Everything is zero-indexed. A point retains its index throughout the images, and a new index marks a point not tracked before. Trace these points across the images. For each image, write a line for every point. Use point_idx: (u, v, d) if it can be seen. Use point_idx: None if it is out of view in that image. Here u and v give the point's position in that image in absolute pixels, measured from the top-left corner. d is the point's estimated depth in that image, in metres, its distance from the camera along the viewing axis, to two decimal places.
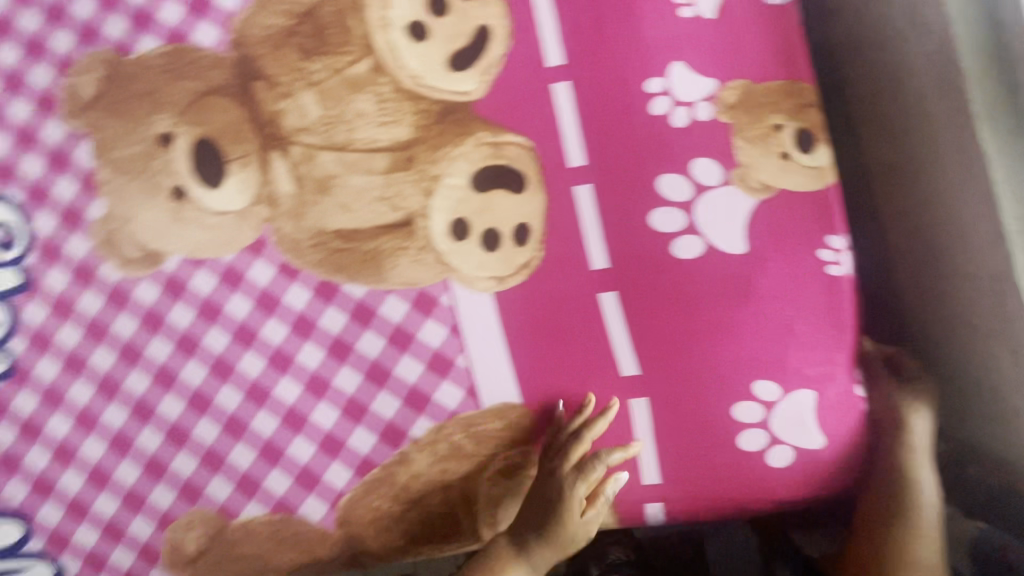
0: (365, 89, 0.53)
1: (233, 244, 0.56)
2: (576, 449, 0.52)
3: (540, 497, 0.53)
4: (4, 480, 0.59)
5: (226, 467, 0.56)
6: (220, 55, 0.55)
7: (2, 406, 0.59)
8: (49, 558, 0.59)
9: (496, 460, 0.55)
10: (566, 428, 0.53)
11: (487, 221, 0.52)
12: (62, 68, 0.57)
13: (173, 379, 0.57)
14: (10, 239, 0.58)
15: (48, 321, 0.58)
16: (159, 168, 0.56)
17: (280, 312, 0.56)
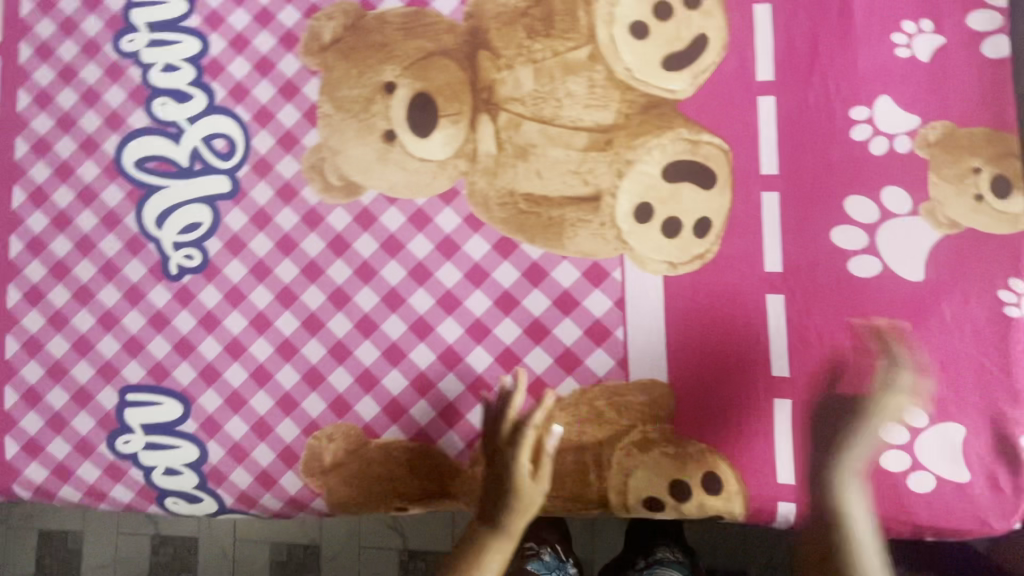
0: (580, 73, 0.59)
1: (428, 190, 0.61)
2: (508, 424, 0.55)
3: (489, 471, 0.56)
4: (177, 362, 0.64)
5: (379, 390, 0.61)
6: (454, 23, 0.61)
7: (187, 296, 0.64)
8: (197, 443, 0.64)
9: (633, 432, 0.56)
10: (504, 409, 0.56)
11: (670, 210, 0.57)
12: (308, 11, 0.64)
13: (346, 301, 0.62)
14: (231, 150, 0.65)
15: (246, 229, 0.64)
16: (377, 111, 0.62)
17: (457, 258, 0.60)
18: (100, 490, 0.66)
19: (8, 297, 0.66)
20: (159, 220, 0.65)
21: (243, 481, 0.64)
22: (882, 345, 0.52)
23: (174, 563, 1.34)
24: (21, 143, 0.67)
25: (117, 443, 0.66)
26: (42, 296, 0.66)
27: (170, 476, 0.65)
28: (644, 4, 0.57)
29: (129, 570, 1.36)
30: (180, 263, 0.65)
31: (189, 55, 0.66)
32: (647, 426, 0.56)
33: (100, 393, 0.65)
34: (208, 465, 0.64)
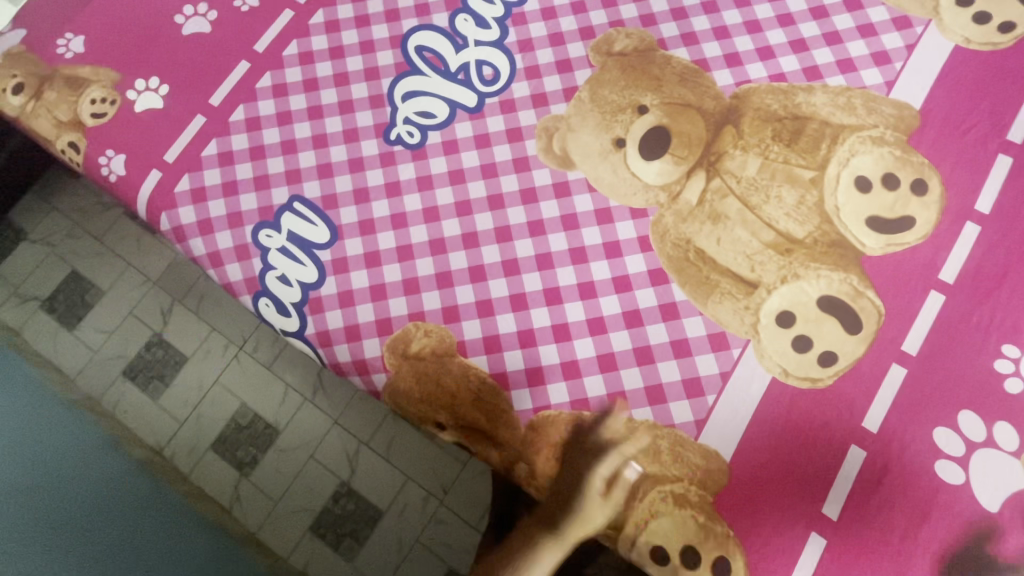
0: (797, 187, 0.66)
1: (623, 199, 0.69)
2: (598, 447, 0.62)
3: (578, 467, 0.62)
4: (348, 202, 0.72)
5: (489, 321, 0.67)
6: (720, 95, 0.71)
7: (390, 160, 0.73)
8: (320, 271, 0.71)
9: (678, 485, 0.60)
10: (598, 440, 0.62)
11: (810, 332, 0.62)
12: (614, 23, 0.76)
13: (507, 239, 0.69)
14: (494, 80, 0.75)
15: (467, 140, 0.73)
16: (620, 119, 0.71)
17: (615, 261, 0.67)
18: (220, 259, 0.73)
19: (262, 80, 0.77)
20: (406, 95, 0.75)
21: (333, 323, 0.70)
22: (930, 543, 0.56)
23: (154, 367, 1.38)
24: None
25: (261, 233, 0.72)
26: (286, 94, 0.76)
27: (280, 282, 0.71)
28: (879, 169, 0.65)
29: (116, 349, 1.40)
30: (400, 134, 0.74)
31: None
32: (691, 487, 0.60)
33: (276, 188, 0.73)
34: (316, 292, 0.70)
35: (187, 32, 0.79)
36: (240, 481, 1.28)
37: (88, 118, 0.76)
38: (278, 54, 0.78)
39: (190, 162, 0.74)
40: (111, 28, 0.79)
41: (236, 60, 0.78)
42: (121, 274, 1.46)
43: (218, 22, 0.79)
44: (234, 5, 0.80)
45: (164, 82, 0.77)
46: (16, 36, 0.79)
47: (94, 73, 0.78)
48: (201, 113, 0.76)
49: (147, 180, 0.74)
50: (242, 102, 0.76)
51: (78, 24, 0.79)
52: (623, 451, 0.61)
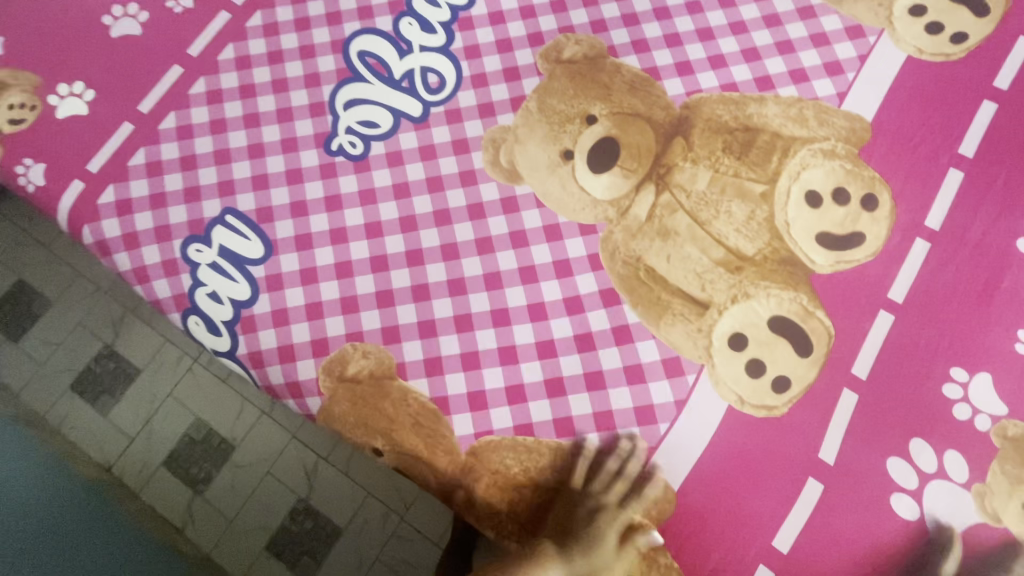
0: (748, 203, 0.64)
1: (572, 215, 0.67)
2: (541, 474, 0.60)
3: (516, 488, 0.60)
4: (284, 217, 0.69)
5: (431, 342, 0.64)
6: (671, 106, 0.68)
7: (330, 172, 0.70)
8: (253, 288, 0.67)
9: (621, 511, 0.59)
10: (540, 466, 0.60)
11: (763, 355, 0.60)
12: (565, 29, 0.73)
13: (454, 256, 0.66)
14: (439, 88, 0.72)
15: (411, 152, 0.70)
16: (570, 130, 0.69)
17: (567, 281, 0.65)
18: (146, 275, 0.69)
19: (195, 86, 0.73)
20: (347, 103, 0.72)
21: (266, 343, 0.66)
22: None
23: (104, 380, 1.32)
24: None
25: (191, 248, 0.68)
26: (220, 101, 0.72)
27: (211, 300, 0.68)
28: (830, 183, 0.63)
29: (64, 361, 1.34)
30: (342, 144, 0.71)
31: (454, 3, 0.74)
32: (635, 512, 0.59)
33: (207, 200, 0.69)
34: (249, 311, 0.67)
35: (115, 34, 0.74)
36: (193, 499, 1.24)
37: (5, 124, 0.71)
38: (213, 58, 0.74)
39: (116, 172, 0.70)
40: (34, 29, 0.74)
41: (167, 65, 0.73)
42: (69, 284, 1.39)
43: (149, 23, 0.75)
44: (166, 6, 0.75)
45: (89, 86, 0.72)
46: None
47: (12, 76, 0.73)
48: (128, 121, 0.71)
49: (69, 190, 0.70)
50: (173, 109, 0.72)
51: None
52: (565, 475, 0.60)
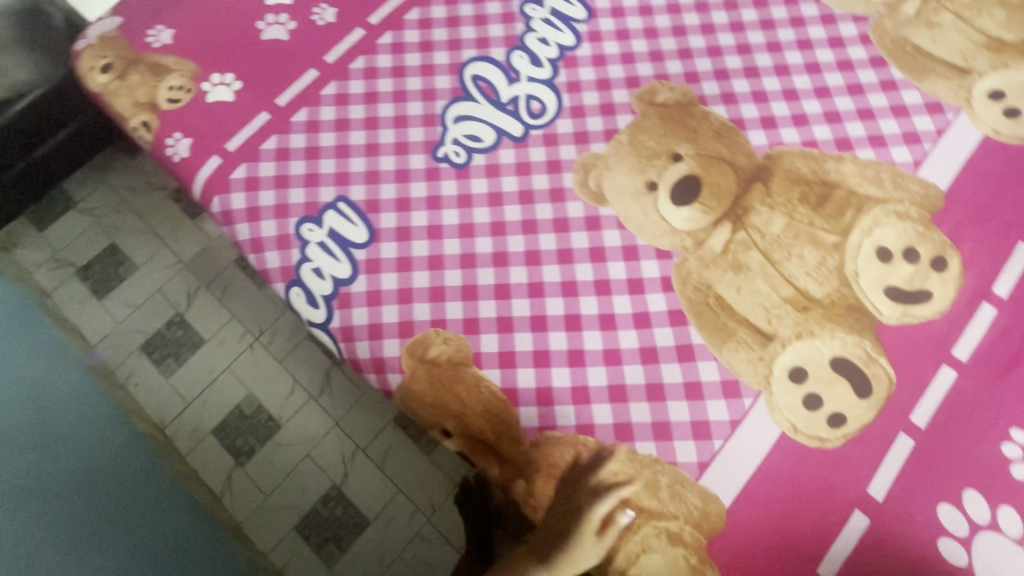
0: (819, 250, 0.68)
1: (650, 239, 0.72)
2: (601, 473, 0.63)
3: (573, 483, 0.63)
4: (388, 209, 0.76)
5: (507, 337, 0.69)
6: (753, 154, 0.74)
7: (435, 175, 0.77)
8: (354, 268, 0.74)
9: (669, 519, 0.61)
10: (600, 465, 0.63)
11: (822, 391, 0.63)
12: (660, 76, 0.80)
13: (537, 263, 0.72)
14: (541, 114, 0.80)
15: (508, 166, 0.77)
16: (656, 165, 0.75)
17: (638, 297, 0.69)
18: (261, 245, 0.77)
19: (327, 88, 0.82)
20: (457, 118, 0.80)
21: (359, 319, 0.72)
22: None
23: (172, 345, 1.42)
24: (416, 12, 0.86)
25: (303, 227, 0.76)
26: (347, 103, 0.81)
27: (314, 274, 0.75)
28: (900, 241, 0.68)
29: (138, 323, 1.44)
30: (448, 152, 0.79)
31: (562, 43, 0.83)
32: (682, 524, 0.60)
33: (325, 186, 0.78)
34: (347, 288, 0.74)
35: (266, 37, 0.85)
36: (235, 469, 1.30)
37: (163, 102, 0.82)
38: (345, 66, 0.84)
39: (250, 153, 0.80)
40: (197, 26, 0.86)
41: (305, 68, 0.84)
42: (156, 254, 1.51)
43: (295, 31, 0.86)
44: (311, 19, 0.86)
45: (237, 78, 0.83)
46: (111, 23, 0.87)
47: (174, 63, 0.84)
48: (266, 111, 0.81)
49: (207, 164, 0.79)
50: (306, 106, 0.82)
51: (168, 17, 0.86)
52: (622, 478, 0.62)
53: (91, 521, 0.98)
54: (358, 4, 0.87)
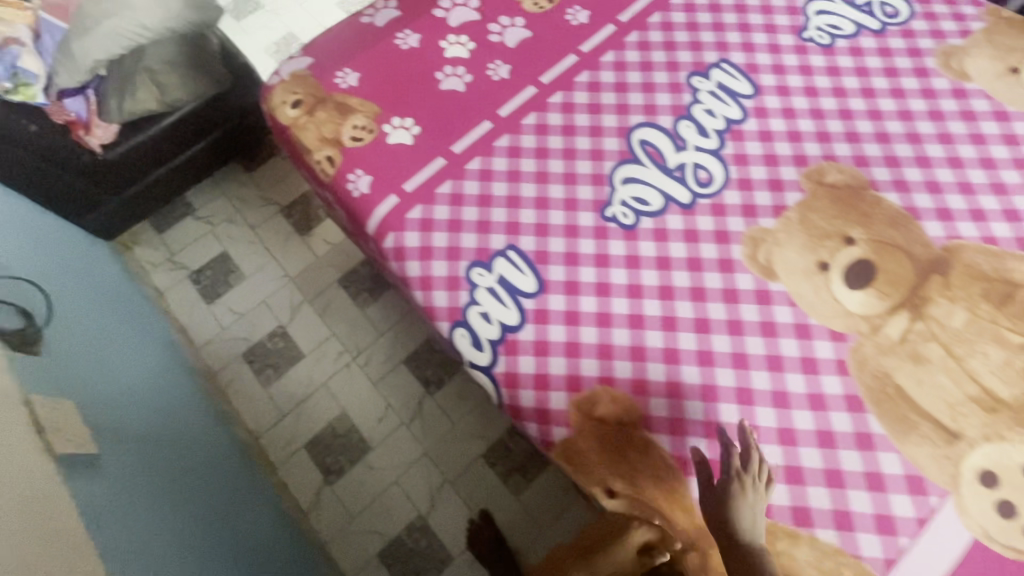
0: (1005, 349, 0.68)
1: (824, 319, 0.72)
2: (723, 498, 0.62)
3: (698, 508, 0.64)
4: (558, 262, 0.79)
5: (677, 403, 0.70)
6: (930, 244, 0.74)
7: (604, 234, 0.80)
8: (522, 316, 0.76)
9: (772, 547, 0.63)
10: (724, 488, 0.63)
11: (1014, 498, 0.62)
12: (828, 157, 0.82)
13: (706, 330, 0.73)
14: (708, 184, 0.82)
15: (676, 232, 0.79)
16: (827, 246, 0.76)
17: (813, 378, 0.69)
18: (430, 284, 0.80)
19: (500, 140, 0.87)
20: (624, 180, 0.83)
21: (525, 367, 0.74)
22: (768, 490, 0.63)
23: (271, 356, 1.46)
24: (586, 75, 0.91)
25: (474, 271, 0.79)
26: (519, 156, 0.86)
27: (482, 318, 0.77)
28: None
29: (241, 331, 1.50)
30: (616, 213, 0.81)
31: (729, 116, 0.86)
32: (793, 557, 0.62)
33: (496, 234, 0.81)
34: (514, 335, 0.76)
35: (444, 87, 0.91)
36: (323, 486, 1.31)
37: (347, 140, 0.88)
38: (517, 121, 0.88)
39: (426, 195, 0.84)
40: (381, 72, 0.92)
41: (480, 119, 0.88)
42: (264, 266, 1.58)
43: (471, 84, 0.91)
44: (487, 73, 0.92)
45: (416, 123, 0.88)
46: (301, 62, 0.94)
47: (358, 104, 0.90)
48: (442, 157, 0.86)
49: (386, 202, 0.84)
50: (480, 155, 0.86)
51: (355, 62, 0.93)
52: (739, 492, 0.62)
53: (201, 521, 0.99)
54: (531, 63, 0.92)
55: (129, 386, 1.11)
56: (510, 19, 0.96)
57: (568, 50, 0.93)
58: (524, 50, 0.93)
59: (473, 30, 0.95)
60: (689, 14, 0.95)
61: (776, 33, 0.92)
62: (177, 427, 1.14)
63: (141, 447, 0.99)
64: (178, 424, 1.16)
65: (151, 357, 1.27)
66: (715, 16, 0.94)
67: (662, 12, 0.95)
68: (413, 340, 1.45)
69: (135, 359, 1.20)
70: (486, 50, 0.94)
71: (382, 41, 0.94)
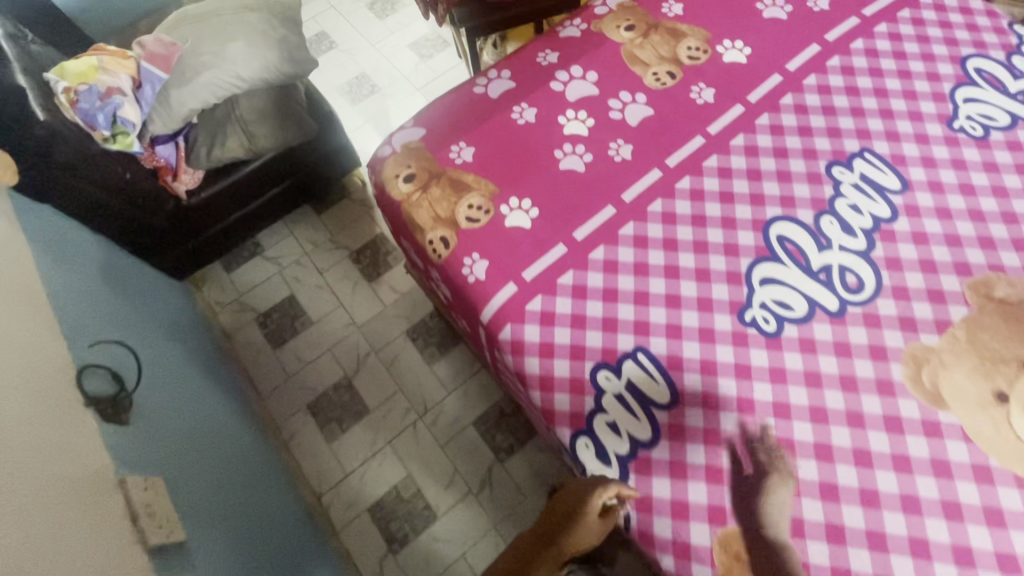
0: None
1: (1007, 461, 0.64)
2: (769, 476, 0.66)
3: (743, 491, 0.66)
4: (693, 370, 0.72)
5: (839, 550, 0.62)
6: None
7: (744, 341, 0.73)
8: (654, 431, 0.70)
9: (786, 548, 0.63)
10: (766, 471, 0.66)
11: None
12: (994, 267, 0.74)
13: (868, 464, 0.65)
14: (860, 288, 0.75)
15: (826, 344, 0.72)
16: (1003, 372, 0.68)
17: (999, 532, 0.61)
18: (551, 384, 0.74)
19: (625, 228, 0.82)
20: (763, 280, 0.77)
21: (659, 490, 0.68)
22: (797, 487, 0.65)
23: (336, 410, 1.42)
24: (714, 160, 0.85)
25: (600, 373, 0.74)
26: (646, 247, 0.80)
27: (609, 429, 0.71)
28: None
29: (306, 381, 1.46)
30: (756, 317, 0.75)
31: (877, 213, 0.79)
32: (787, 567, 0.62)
33: (623, 333, 0.75)
34: (646, 452, 0.69)
35: (563, 167, 0.87)
36: (387, 557, 1.25)
37: (462, 221, 0.84)
38: (643, 207, 0.83)
39: (546, 286, 0.79)
40: (497, 147, 0.88)
41: (603, 203, 0.84)
42: (331, 312, 1.56)
43: (592, 164, 0.87)
44: (609, 154, 0.87)
45: (535, 204, 0.84)
46: (414, 133, 0.91)
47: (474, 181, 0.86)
48: (563, 244, 0.81)
49: (503, 290, 0.79)
50: (604, 243, 0.81)
51: (470, 136, 0.90)
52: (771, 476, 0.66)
53: None
54: (655, 144, 0.87)
55: (208, 446, 1.07)
56: (630, 95, 0.92)
57: (695, 131, 0.88)
58: (647, 130, 0.89)
59: (592, 105, 0.91)
60: (824, 96, 0.89)
61: (921, 121, 0.86)
62: (253, 489, 1.10)
63: (222, 522, 0.94)
64: (253, 487, 1.11)
65: (224, 407, 1.25)
66: (853, 100, 0.88)
67: (795, 94, 0.90)
68: (482, 403, 1.40)
69: (211, 413, 1.17)
70: (606, 128, 0.89)
71: (496, 114, 0.91)
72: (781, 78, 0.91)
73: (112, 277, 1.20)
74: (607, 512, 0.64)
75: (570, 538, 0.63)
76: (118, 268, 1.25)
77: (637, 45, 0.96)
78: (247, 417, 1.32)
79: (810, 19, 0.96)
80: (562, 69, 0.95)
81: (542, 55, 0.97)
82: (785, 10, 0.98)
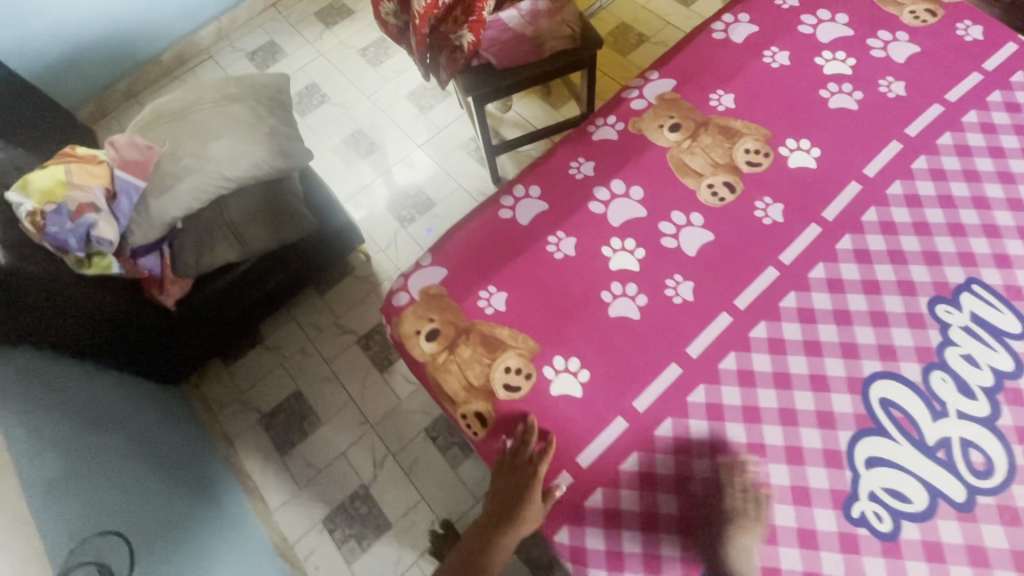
0: None
1: None
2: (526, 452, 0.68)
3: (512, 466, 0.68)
4: None
5: None
6: None
7: (854, 545, 0.61)
8: None
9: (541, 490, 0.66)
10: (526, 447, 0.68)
11: None
12: None
13: None
14: (989, 469, 0.62)
15: (956, 548, 0.60)
16: None
17: None
18: None
19: (695, 393, 0.69)
20: (869, 460, 0.64)
21: None
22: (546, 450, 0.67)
23: (355, 524, 1.30)
24: (793, 298, 0.72)
25: None
26: (722, 419, 0.67)
27: None
28: None
29: (319, 492, 1.34)
30: (866, 512, 0.62)
31: (997, 366, 0.66)
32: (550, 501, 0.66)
33: (705, 539, 0.63)
34: None
35: (613, 313, 0.73)
36: None
37: (500, 389, 0.71)
38: (714, 365, 0.70)
39: (607, 475, 0.66)
40: (533, 291, 0.75)
41: (666, 361, 0.71)
42: (341, 409, 1.43)
43: (647, 309, 0.73)
44: (665, 294, 0.74)
45: (585, 366, 0.71)
46: (436, 274, 0.78)
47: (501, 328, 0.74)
48: (622, 417, 0.69)
49: (556, 481, 0.67)
50: (671, 415, 0.68)
51: (501, 277, 0.76)
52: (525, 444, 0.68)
53: None
54: (719, 279, 0.74)
55: None
56: (684, 215, 0.78)
57: (765, 261, 0.75)
58: (709, 261, 0.75)
59: (640, 230, 0.78)
60: (913, 210, 0.76)
61: None
62: None
63: None
64: None
65: (234, 549, 1.13)
66: (948, 214, 0.75)
67: (878, 208, 0.77)
68: None
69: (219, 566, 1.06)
70: (659, 260, 0.76)
71: (529, 246, 0.78)
72: (860, 187, 0.78)
73: (89, 421, 1.07)
74: (547, 493, 0.66)
75: (520, 526, 0.65)
76: (96, 403, 1.12)
77: (685, 149, 0.83)
78: (258, 552, 1.20)
79: (885, 108, 0.83)
80: (602, 184, 0.81)
81: (575, 165, 0.84)
82: (855, 98, 0.84)
